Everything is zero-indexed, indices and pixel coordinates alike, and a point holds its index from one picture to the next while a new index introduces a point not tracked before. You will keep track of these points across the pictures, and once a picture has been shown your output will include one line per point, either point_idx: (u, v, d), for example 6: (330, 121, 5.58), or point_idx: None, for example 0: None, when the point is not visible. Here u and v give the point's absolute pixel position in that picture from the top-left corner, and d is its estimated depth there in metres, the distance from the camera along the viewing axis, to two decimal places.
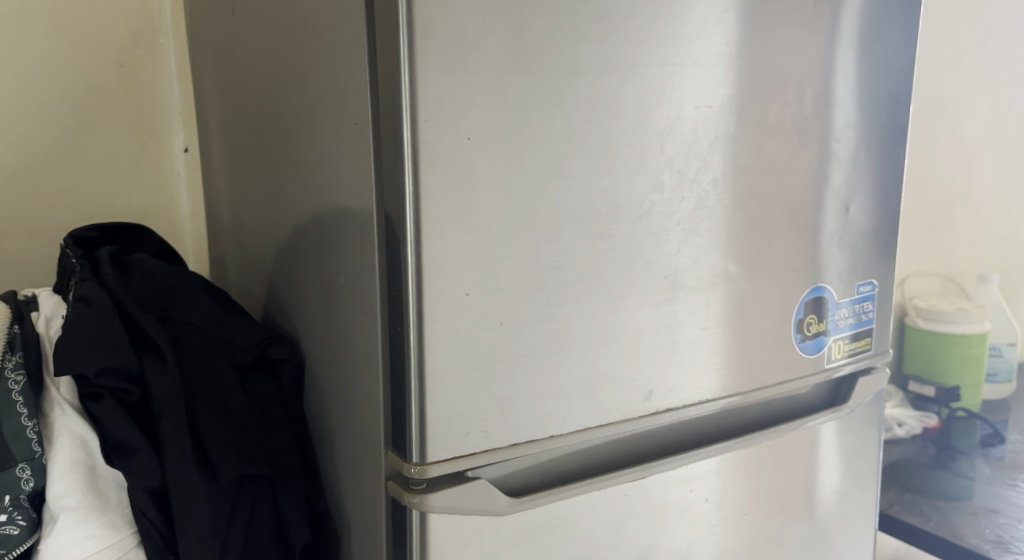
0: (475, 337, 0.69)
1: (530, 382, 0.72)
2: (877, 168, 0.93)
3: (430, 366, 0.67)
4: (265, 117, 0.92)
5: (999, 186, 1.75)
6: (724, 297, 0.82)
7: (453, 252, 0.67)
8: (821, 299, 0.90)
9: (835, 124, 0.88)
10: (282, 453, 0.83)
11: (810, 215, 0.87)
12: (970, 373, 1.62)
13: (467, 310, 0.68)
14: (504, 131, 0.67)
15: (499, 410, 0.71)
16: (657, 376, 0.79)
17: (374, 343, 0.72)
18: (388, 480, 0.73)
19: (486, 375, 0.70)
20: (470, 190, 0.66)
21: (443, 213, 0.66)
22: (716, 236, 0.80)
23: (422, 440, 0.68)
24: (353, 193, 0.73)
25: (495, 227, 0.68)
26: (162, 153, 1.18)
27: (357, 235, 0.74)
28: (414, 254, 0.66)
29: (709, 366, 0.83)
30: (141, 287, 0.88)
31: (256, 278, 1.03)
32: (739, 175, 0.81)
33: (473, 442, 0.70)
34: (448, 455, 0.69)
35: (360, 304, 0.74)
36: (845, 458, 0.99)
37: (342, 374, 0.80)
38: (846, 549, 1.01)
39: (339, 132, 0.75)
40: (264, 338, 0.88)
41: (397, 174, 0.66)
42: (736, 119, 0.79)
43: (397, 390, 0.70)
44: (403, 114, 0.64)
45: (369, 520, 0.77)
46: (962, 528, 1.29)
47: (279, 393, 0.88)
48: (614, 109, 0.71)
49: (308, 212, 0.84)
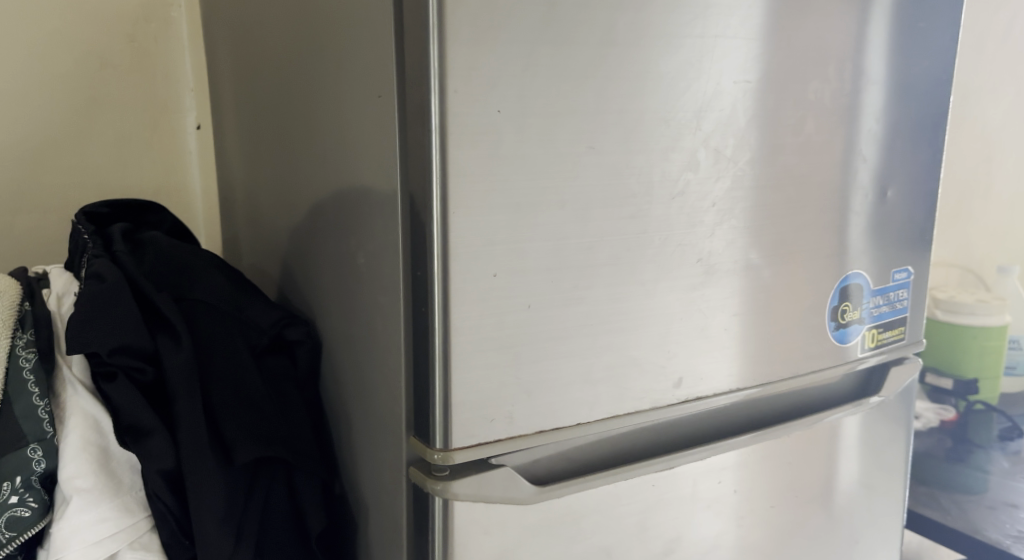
0: (502, 320, 0.66)
1: (559, 366, 0.69)
2: (914, 151, 0.90)
3: (455, 348, 0.65)
4: (282, 91, 0.89)
5: None
6: (756, 283, 0.79)
7: (481, 232, 0.64)
8: (857, 286, 0.88)
9: (873, 105, 0.85)
10: (298, 436, 0.81)
11: (844, 199, 0.84)
12: (989, 366, 1.54)
13: (494, 292, 0.65)
14: (534, 104, 0.64)
15: (526, 395, 0.68)
16: (687, 362, 0.76)
17: (396, 325, 0.70)
18: (409, 465, 0.71)
19: (512, 359, 0.67)
20: (499, 165, 0.64)
21: (472, 188, 0.63)
22: (750, 219, 0.77)
23: (445, 426, 0.66)
24: (375, 170, 0.71)
25: (524, 205, 0.65)
26: (174, 130, 1.15)
27: (379, 215, 0.71)
28: (440, 232, 0.63)
29: (740, 353, 0.80)
30: (154, 265, 0.86)
31: (271, 259, 1.01)
32: (775, 156, 0.78)
33: (499, 429, 0.68)
34: (473, 441, 0.67)
35: (381, 283, 0.72)
36: (873, 449, 0.97)
37: (361, 357, 0.77)
38: (872, 545, 0.99)
39: (360, 105, 0.72)
40: (280, 319, 0.84)
41: (424, 147, 0.63)
42: (773, 96, 0.76)
43: (421, 374, 0.68)
44: (431, 84, 0.61)
45: (388, 507, 0.75)
46: (981, 522, 1.30)
47: (295, 375, 0.86)
48: (649, 83, 0.68)
49: (327, 190, 0.81)
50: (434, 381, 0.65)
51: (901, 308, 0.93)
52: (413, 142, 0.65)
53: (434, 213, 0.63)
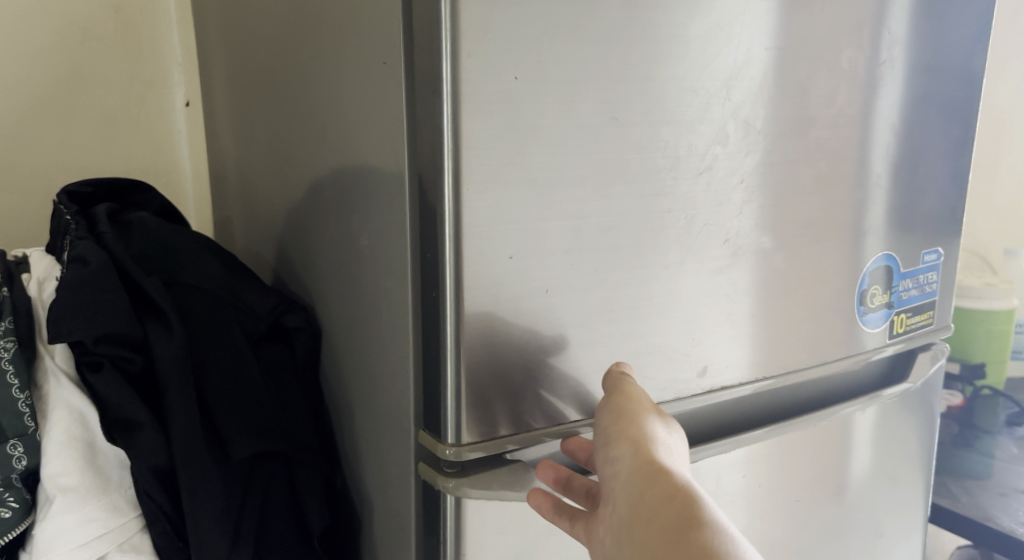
0: (518, 305, 0.61)
1: (580, 355, 0.64)
2: (946, 126, 0.85)
3: (468, 335, 0.60)
4: (277, 60, 0.84)
5: None
6: (784, 265, 0.75)
7: (495, 210, 0.59)
8: (887, 268, 0.84)
9: (904, 77, 0.80)
10: (298, 429, 0.77)
11: (873, 175, 0.80)
12: (996, 350, 1.48)
13: (510, 275, 0.60)
14: (554, 71, 0.59)
15: (544, 385, 0.64)
16: (712, 349, 0.72)
17: (404, 311, 0.65)
18: (419, 462, 0.66)
19: (529, 347, 0.62)
20: (517, 138, 0.59)
21: (486, 162, 0.58)
22: (777, 196, 0.73)
23: (458, 420, 0.61)
24: (378, 145, 0.65)
25: (542, 180, 0.60)
26: (162, 107, 1.09)
27: (383, 193, 0.66)
28: (452, 211, 0.58)
29: (766, 340, 0.76)
30: (142, 246, 0.80)
31: (266, 241, 0.95)
32: (804, 129, 0.73)
33: (515, 422, 0.63)
34: (489, 434, 0.62)
35: (387, 267, 0.67)
36: (896, 439, 0.93)
37: (365, 344, 0.73)
38: (893, 538, 0.95)
39: (363, 75, 0.67)
40: (278, 305, 0.79)
41: (435, 117, 0.58)
42: (805, 63, 0.71)
43: (431, 363, 0.63)
44: (443, 47, 0.56)
45: (394, 504, 0.70)
46: (993, 509, 1.26)
47: (293, 364, 0.81)
48: (676, 49, 0.63)
49: (326, 166, 0.76)
50: (446, 372, 0.61)
51: (929, 292, 0.89)
52: (423, 112, 0.59)
53: (446, 190, 0.58)
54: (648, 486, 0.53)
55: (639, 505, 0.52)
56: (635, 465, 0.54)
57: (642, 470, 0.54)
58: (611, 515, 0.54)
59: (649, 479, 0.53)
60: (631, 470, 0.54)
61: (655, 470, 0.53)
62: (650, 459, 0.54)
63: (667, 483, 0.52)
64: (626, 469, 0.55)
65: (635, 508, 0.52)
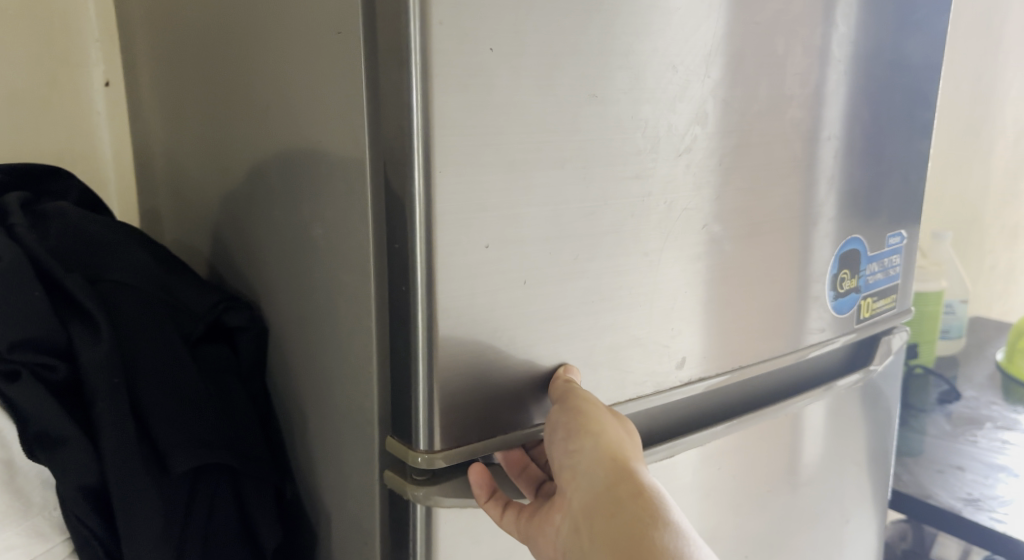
0: (495, 299, 0.56)
1: (560, 349, 0.60)
2: (910, 106, 0.84)
3: (440, 334, 0.55)
4: (210, 32, 0.76)
5: (941, 153, 1.86)
6: (759, 250, 0.73)
7: (470, 195, 0.54)
8: (854, 252, 0.83)
9: (872, 56, 0.78)
10: (244, 437, 0.70)
11: (843, 157, 0.78)
12: (927, 331, 1.59)
13: (488, 266, 0.56)
14: (532, 42, 0.54)
15: (522, 384, 0.59)
16: (691, 339, 0.69)
17: (366, 307, 0.59)
18: (384, 469, 0.61)
19: (507, 344, 0.58)
20: (492, 116, 0.54)
21: (459, 139, 0.53)
22: (753, 179, 0.70)
23: (430, 424, 0.56)
24: (333, 123, 0.60)
25: (520, 162, 0.55)
26: (78, 86, 0.99)
27: (337, 176, 0.60)
28: (421, 196, 0.53)
29: (741, 328, 0.73)
30: (61, 240, 0.72)
31: (200, 231, 0.88)
32: (778, 109, 0.71)
33: (493, 424, 0.59)
34: (463, 439, 0.58)
35: (344, 258, 0.61)
36: (858, 424, 0.93)
37: (317, 343, 0.67)
38: (854, 522, 0.96)
39: (313, 47, 0.61)
40: (218, 302, 0.74)
41: (402, 90, 0.52)
42: (780, 42, 0.69)
43: (400, 362, 0.58)
44: (410, 13, 0.51)
45: (355, 515, 0.65)
46: (932, 486, 1.25)
47: (236, 366, 0.74)
48: (656, 21, 0.60)
49: (268, 147, 0.70)
50: (417, 372, 0.56)
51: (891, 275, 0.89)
52: (387, 84, 0.54)
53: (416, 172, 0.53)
54: (615, 482, 0.53)
55: (604, 499, 0.52)
56: (599, 459, 0.54)
57: (605, 464, 0.53)
58: (573, 507, 0.54)
59: (613, 473, 0.53)
60: (595, 461, 0.54)
61: (619, 465, 0.53)
62: (612, 452, 0.54)
63: (632, 478, 0.53)
64: (590, 461, 0.54)
65: (599, 503, 0.52)
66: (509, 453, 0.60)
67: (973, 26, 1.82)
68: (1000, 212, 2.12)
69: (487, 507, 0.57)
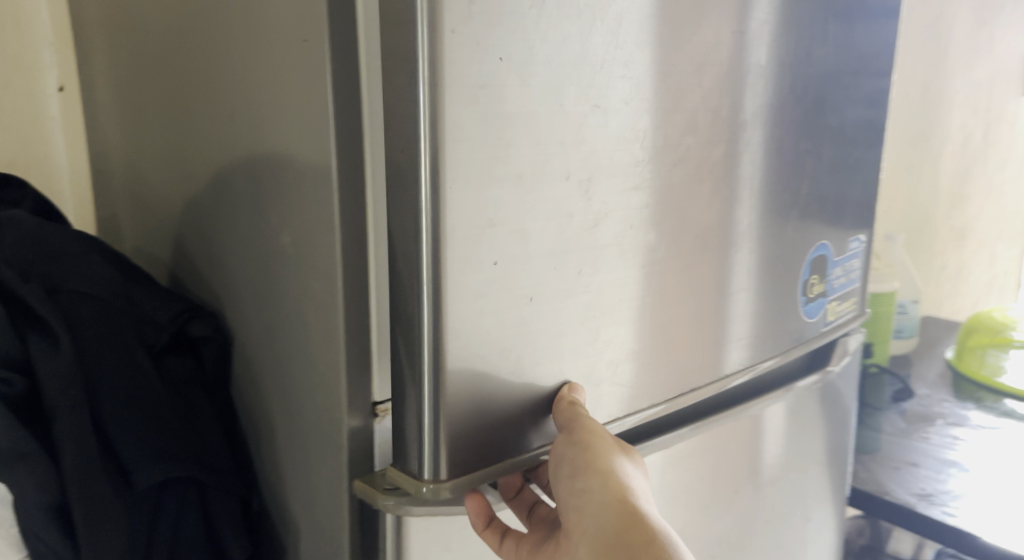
0: (502, 314, 0.57)
1: (543, 357, 0.60)
2: (871, 113, 0.87)
3: (450, 351, 0.55)
4: (171, 38, 0.75)
5: (893, 156, 1.91)
6: (745, 258, 0.75)
7: (481, 209, 0.55)
8: (823, 258, 0.85)
9: (839, 64, 0.80)
10: (209, 448, 0.70)
11: (810, 164, 0.80)
12: (881, 331, 1.64)
13: (496, 282, 0.56)
14: (537, 53, 0.55)
15: (522, 409, 0.61)
16: (679, 346, 0.71)
17: (335, 315, 0.59)
18: (353, 479, 0.61)
19: (512, 357, 0.59)
20: (501, 127, 0.54)
21: (463, 154, 0.53)
22: (727, 187, 0.71)
23: (434, 445, 0.57)
24: (300, 131, 0.59)
25: (526, 176, 0.56)
26: (31, 92, 0.97)
27: (304, 184, 0.60)
28: (431, 213, 0.53)
29: (714, 332, 0.74)
30: (18, 251, 0.68)
31: (161, 239, 0.86)
32: (751, 116, 0.72)
33: (493, 444, 0.60)
34: (467, 466, 0.59)
35: (312, 266, 0.61)
36: (818, 424, 0.95)
37: (284, 352, 0.67)
38: (815, 521, 0.98)
39: (279, 54, 0.60)
40: (182, 312, 0.73)
41: (410, 107, 0.52)
42: (751, 52, 0.71)
43: (400, 381, 0.58)
44: (418, 19, 0.50)
45: (324, 525, 0.65)
46: (888, 482, 1.28)
47: (200, 377, 0.74)
48: (631, 28, 0.60)
49: (233, 154, 0.69)
50: (421, 392, 0.56)
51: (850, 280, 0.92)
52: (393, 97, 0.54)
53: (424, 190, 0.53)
54: (623, 525, 0.54)
55: (611, 543, 0.53)
56: (607, 500, 0.55)
57: (613, 507, 0.55)
58: (578, 547, 0.55)
59: (621, 516, 0.54)
60: (603, 502, 0.55)
61: (626, 507, 0.54)
62: (621, 494, 0.55)
63: (640, 522, 0.54)
64: (597, 502, 0.55)
65: (607, 545, 0.53)
66: (509, 478, 0.61)
67: (924, 32, 1.87)
68: (949, 214, 2.20)
69: (487, 535, 0.59)
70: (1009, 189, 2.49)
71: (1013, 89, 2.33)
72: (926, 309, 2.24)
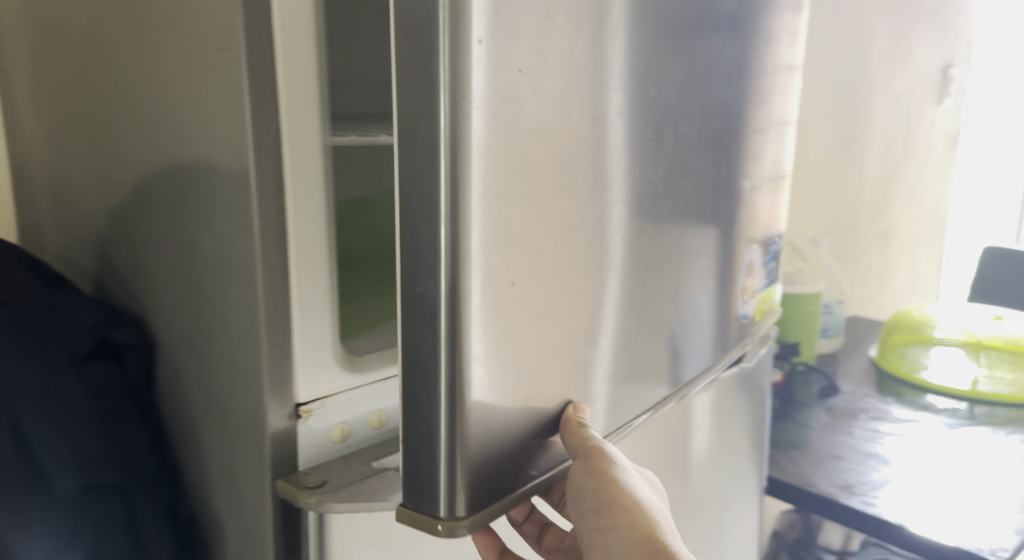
0: (519, 339, 0.51)
1: (539, 375, 0.53)
2: (796, 117, 0.89)
3: (471, 382, 0.48)
4: (92, 45, 0.76)
5: (819, 162, 1.99)
6: (710, 269, 0.74)
7: (502, 226, 0.48)
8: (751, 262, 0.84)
9: (770, 62, 0.80)
10: (134, 452, 0.70)
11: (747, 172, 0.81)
12: (806, 331, 1.71)
13: (514, 305, 0.50)
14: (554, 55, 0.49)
15: (528, 435, 0.54)
16: (657, 361, 0.69)
17: (253, 317, 0.61)
18: (276, 479, 0.63)
19: (527, 387, 0.53)
20: (522, 138, 0.48)
21: (488, 145, 0.46)
22: (695, 195, 0.69)
23: (453, 480, 0.48)
24: (217, 138, 0.61)
25: (542, 188, 0.50)
26: None
27: (224, 191, 0.61)
28: (455, 229, 0.45)
29: (681, 337, 0.72)
30: None
31: (85, 246, 0.86)
32: (706, 105, 0.69)
33: (504, 476, 0.53)
34: (482, 503, 0.51)
35: (232, 272, 0.62)
36: (742, 417, 1.00)
37: (207, 355, 0.68)
38: (736, 512, 1.03)
39: (197, 63, 0.61)
40: (105, 318, 0.74)
41: (431, 108, 0.44)
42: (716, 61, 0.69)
43: (410, 413, 0.49)
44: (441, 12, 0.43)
45: (247, 525, 0.66)
46: (813, 475, 1.34)
47: (126, 382, 0.73)
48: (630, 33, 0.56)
49: (155, 161, 0.69)
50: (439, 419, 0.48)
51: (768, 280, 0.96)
52: (404, 77, 0.45)
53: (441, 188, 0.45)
54: None
55: None
56: (635, 542, 0.56)
57: (639, 543, 0.55)
58: None
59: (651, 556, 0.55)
60: (630, 543, 0.56)
61: (655, 546, 0.55)
62: (647, 532, 0.56)
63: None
64: (624, 542, 0.56)
65: None
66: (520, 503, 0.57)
67: (843, 44, 1.96)
68: (871, 218, 2.30)
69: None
70: (928, 194, 2.61)
71: (929, 99, 2.44)
72: (853, 310, 2.34)
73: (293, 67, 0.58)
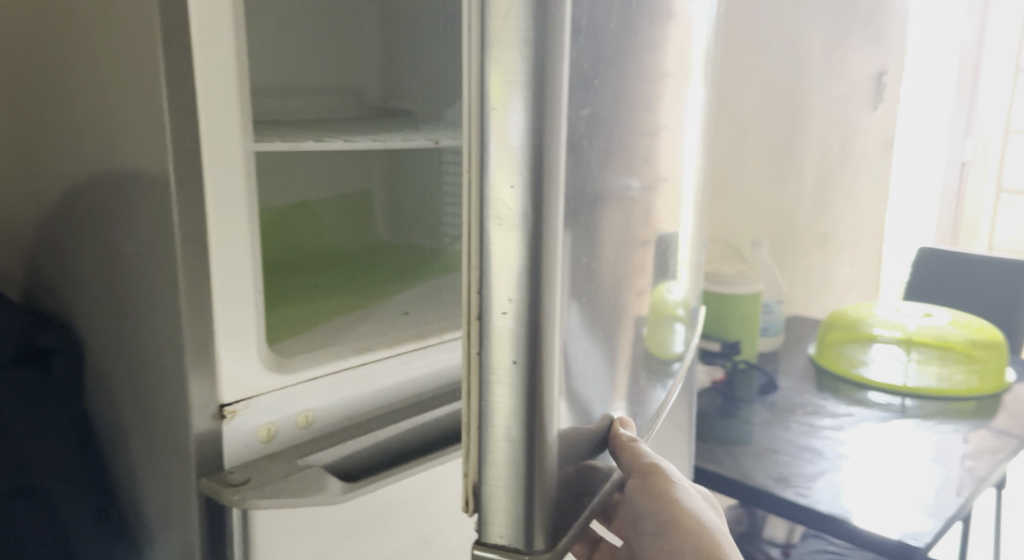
0: (576, 335, 0.42)
1: (583, 379, 0.45)
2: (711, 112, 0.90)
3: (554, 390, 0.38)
4: (17, 51, 0.76)
5: (759, 167, 2.06)
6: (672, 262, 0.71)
7: (576, 211, 0.39)
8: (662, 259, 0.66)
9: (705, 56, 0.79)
10: (60, 456, 0.71)
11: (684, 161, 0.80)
12: (746, 330, 1.77)
13: (575, 297, 0.41)
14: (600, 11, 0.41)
15: (578, 447, 0.45)
16: (646, 360, 0.63)
17: (175, 320, 0.62)
18: (202, 478, 0.64)
19: (579, 395, 0.44)
20: (586, 107, 0.40)
21: (574, 126, 0.37)
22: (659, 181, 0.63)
23: (534, 512, 0.38)
24: (139, 146, 0.62)
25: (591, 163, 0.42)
26: None
27: (146, 196, 0.62)
28: (547, 211, 0.35)
29: (656, 333, 0.67)
30: None
31: (14, 253, 0.86)
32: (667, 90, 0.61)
33: (569, 496, 0.43)
34: (563, 531, 0.41)
35: (155, 276, 0.63)
36: (678, 410, 1.05)
37: (133, 358, 0.69)
38: None
39: (119, 72, 0.63)
40: (30, 324, 0.75)
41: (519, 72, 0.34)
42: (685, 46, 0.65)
43: (477, 434, 0.38)
44: None
45: (174, 524, 0.67)
46: (750, 467, 1.38)
47: (50, 387, 0.72)
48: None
49: (81, 168, 0.70)
50: (508, 453, 0.37)
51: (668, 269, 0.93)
52: (476, 35, 0.34)
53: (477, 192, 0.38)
54: None
55: None
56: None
57: None
58: None
59: None
60: None
61: None
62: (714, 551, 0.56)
63: None
64: None
65: None
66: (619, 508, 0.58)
67: (780, 52, 2.02)
68: (811, 220, 2.37)
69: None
70: (867, 196, 2.70)
71: (865, 104, 2.53)
72: (795, 308, 2.41)
73: (212, 73, 0.60)
